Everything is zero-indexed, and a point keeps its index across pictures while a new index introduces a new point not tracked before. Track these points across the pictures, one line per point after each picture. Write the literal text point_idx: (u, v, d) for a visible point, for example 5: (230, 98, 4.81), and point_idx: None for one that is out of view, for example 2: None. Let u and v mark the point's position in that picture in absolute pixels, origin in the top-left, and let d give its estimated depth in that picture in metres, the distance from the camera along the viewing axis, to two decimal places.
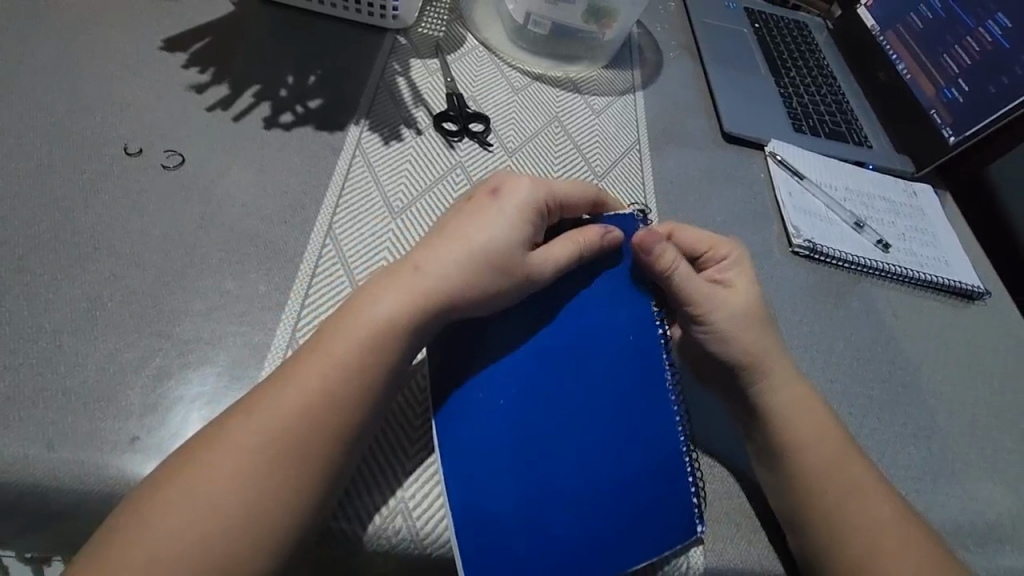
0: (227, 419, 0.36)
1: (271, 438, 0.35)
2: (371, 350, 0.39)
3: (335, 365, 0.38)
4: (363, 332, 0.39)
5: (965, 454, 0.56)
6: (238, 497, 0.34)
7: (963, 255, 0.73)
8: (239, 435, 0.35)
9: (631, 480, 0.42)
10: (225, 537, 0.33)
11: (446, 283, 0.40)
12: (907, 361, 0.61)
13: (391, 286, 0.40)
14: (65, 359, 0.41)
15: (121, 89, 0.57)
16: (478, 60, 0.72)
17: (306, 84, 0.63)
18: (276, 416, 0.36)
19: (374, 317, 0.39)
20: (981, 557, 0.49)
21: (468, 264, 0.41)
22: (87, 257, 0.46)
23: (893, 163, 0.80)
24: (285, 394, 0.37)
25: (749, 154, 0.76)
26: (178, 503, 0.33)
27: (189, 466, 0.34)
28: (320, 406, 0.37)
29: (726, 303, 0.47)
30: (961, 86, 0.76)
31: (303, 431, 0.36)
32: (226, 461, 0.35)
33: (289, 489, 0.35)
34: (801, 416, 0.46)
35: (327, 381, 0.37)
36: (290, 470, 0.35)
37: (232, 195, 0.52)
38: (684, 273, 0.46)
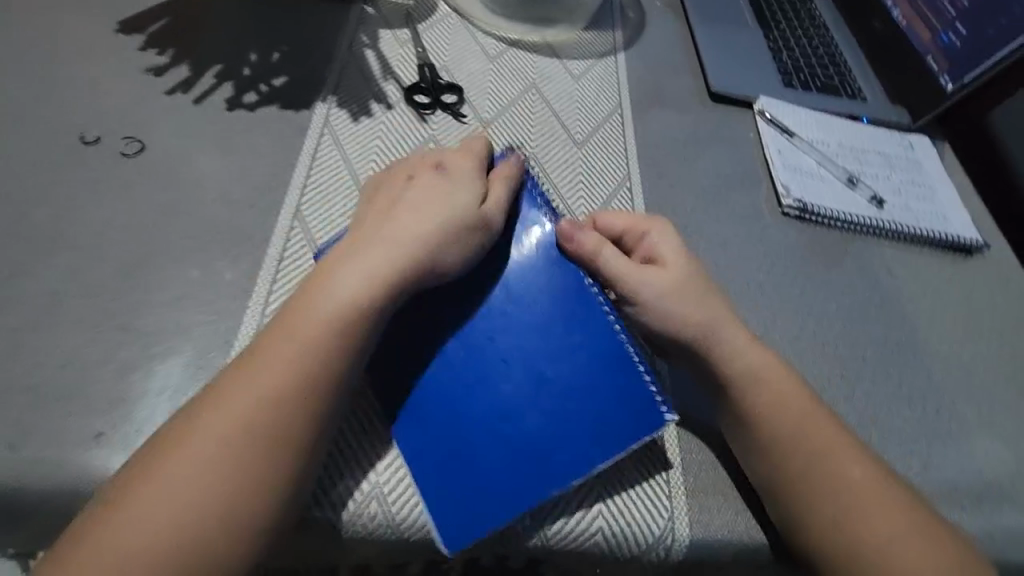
0: (190, 418, 0.35)
1: (255, 415, 0.35)
2: (353, 313, 0.38)
3: (307, 334, 0.37)
4: (335, 294, 0.38)
5: (961, 413, 0.54)
6: (226, 482, 0.33)
7: (962, 208, 0.70)
8: (220, 419, 0.35)
9: (574, 392, 0.41)
10: (215, 522, 0.33)
11: (413, 245, 0.41)
12: (902, 319, 0.59)
13: (356, 257, 0.40)
14: (26, 357, 0.40)
15: (76, 76, 0.55)
16: (450, 28, 0.69)
17: (270, 61, 0.61)
18: (255, 394, 0.35)
19: (343, 294, 0.38)
20: (978, 517, 0.48)
21: (428, 227, 0.42)
22: (46, 252, 0.44)
23: (888, 116, 0.76)
24: (259, 369, 0.36)
25: (737, 113, 0.73)
26: (162, 498, 0.33)
27: (167, 458, 0.34)
28: (303, 375, 0.36)
29: (648, 275, 0.46)
30: (959, 29, 0.72)
31: (279, 411, 0.35)
32: (214, 446, 0.34)
33: (280, 465, 0.35)
34: (782, 392, 0.44)
35: (305, 350, 0.37)
36: (272, 453, 0.34)
37: (195, 181, 0.51)
38: (609, 258, 0.45)
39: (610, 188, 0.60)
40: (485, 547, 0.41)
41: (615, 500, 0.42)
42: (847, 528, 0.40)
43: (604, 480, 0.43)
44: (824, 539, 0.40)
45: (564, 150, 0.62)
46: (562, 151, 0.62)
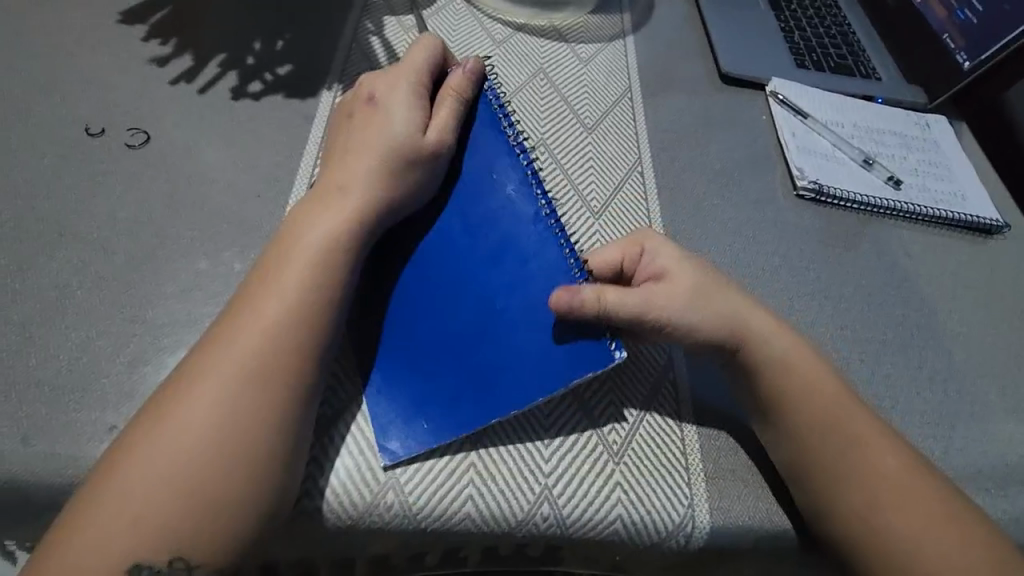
0: (171, 385, 0.36)
1: (234, 373, 0.35)
2: (317, 263, 0.38)
3: (271, 287, 0.38)
4: (304, 253, 0.39)
5: (984, 396, 0.53)
6: (208, 443, 0.34)
7: (980, 188, 0.69)
8: (197, 381, 0.35)
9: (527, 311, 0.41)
10: (209, 478, 0.33)
11: (373, 192, 0.41)
12: (921, 302, 0.58)
13: (319, 211, 0.40)
14: (37, 351, 0.39)
15: (79, 67, 0.54)
16: (456, 13, 0.68)
17: (274, 50, 0.60)
18: (229, 354, 0.36)
19: (307, 245, 0.39)
20: (1003, 501, 0.47)
21: (385, 172, 0.41)
22: (54, 245, 0.44)
23: (904, 95, 0.75)
24: (233, 332, 0.37)
25: (749, 95, 0.72)
26: (151, 463, 0.33)
27: (152, 427, 0.34)
28: (272, 329, 0.36)
29: (673, 302, 0.43)
30: (974, 5, 0.70)
31: (247, 359, 0.36)
32: (198, 408, 0.34)
33: (265, 426, 0.35)
34: (811, 375, 0.44)
35: (275, 305, 0.37)
36: (248, 402, 0.35)
37: (201, 171, 0.50)
38: (619, 304, 0.40)
39: (621, 173, 0.59)
40: (504, 536, 0.40)
41: (633, 487, 0.42)
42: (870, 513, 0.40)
43: (621, 467, 0.42)
44: (859, 525, 0.40)
45: (574, 135, 0.61)
46: (573, 136, 0.61)
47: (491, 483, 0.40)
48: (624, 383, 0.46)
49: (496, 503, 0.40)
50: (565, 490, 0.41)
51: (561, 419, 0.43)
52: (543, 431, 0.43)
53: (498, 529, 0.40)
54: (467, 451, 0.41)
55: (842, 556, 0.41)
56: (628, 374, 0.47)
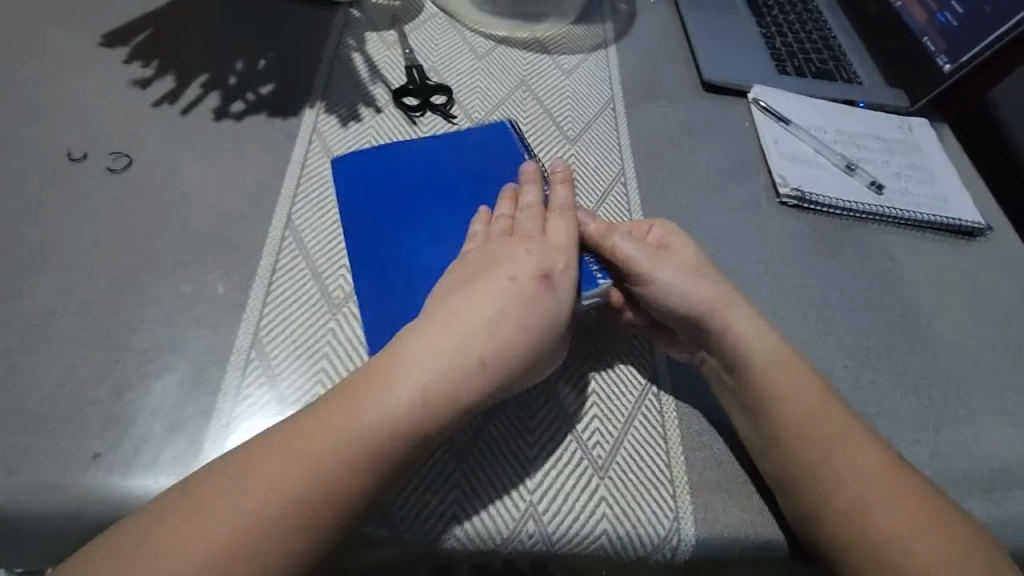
0: (240, 459, 0.34)
1: (339, 446, 0.35)
2: (462, 362, 0.38)
3: (385, 408, 0.36)
4: (472, 339, 0.39)
5: (969, 400, 0.53)
6: (284, 506, 0.33)
7: (963, 191, 0.69)
8: (339, 440, 0.35)
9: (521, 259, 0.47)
10: (246, 562, 0.31)
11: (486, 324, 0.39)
12: (906, 306, 0.59)
13: (438, 330, 0.39)
14: (20, 380, 0.40)
15: (61, 92, 0.54)
16: (438, 27, 0.69)
17: (257, 69, 0.60)
18: (404, 407, 0.36)
19: (416, 378, 0.37)
20: (989, 505, 0.47)
21: (502, 302, 0.41)
22: (37, 272, 0.44)
23: (886, 98, 0.75)
24: (411, 376, 0.37)
25: (731, 102, 0.72)
26: (226, 502, 0.32)
27: (243, 465, 0.34)
28: (406, 412, 0.36)
29: (668, 263, 0.47)
30: (955, 8, 0.71)
31: (337, 474, 0.34)
32: (296, 465, 0.34)
33: (320, 528, 0.33)
34: (797, 384, 0.44)
35: (459, 382, 0.38)
36: (320, 503, 0.33)
37: (184, 193, 0.50)
38: (617, 245, 0.46)
39: (605, 184, 0.60)
40: (490, 554, 0.40)
41: (618, 502, 0.42)
42: (856, 525, 0.39)
43: (606, 482, 0.43)
44: (845, 537, 0.39)
45: (556, 147, 0.61)
46: (555, 148, 0.61)
47: (475, 501, 0.40)
48: (607, 398, 0.47)
49: (481, 521, 0.40)
50: (550, 506, 0.41)
51: (547, 439, 0.44)
52: (528, 448, 0.43)
53: (483, 548, 0.40)
54: (452, 471, 0.41)
55: (831, 565, 0.40)
56: (611, 390, 0.47)
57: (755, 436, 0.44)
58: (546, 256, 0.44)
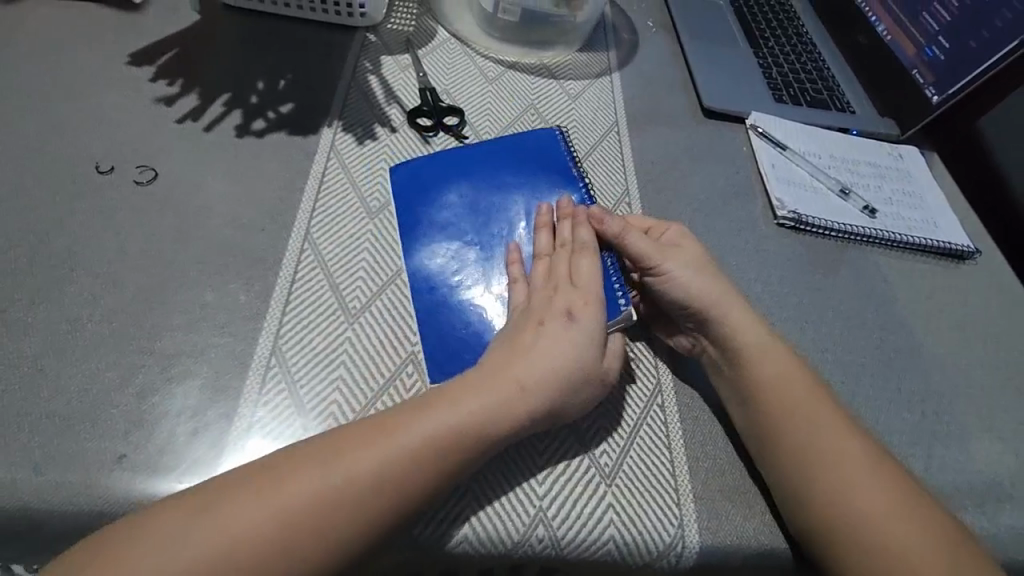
0: (304, 455, 0.36)
1: (384, 459, 0.36)
2: (506, 391, 0.40)
3: (443, 433, 0.38)
4: (515, 375, 0.41)
5: (962, 416, 0.55)
6: (318, 511, 0.34)
7: (952, 216, 0.72)
8: (383, 458, 0.36)
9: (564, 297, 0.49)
10: (288, 552, 0.33)
11: (534, 363, 0.42)
12: (899, 326, 0.61)
13: (489, 368, 0.42)
14: (48, 383, 0.41)
15: (90, 107, 0.57)
16: (450, 52, 0.72)
17: (277, 89, 0.62)
18: (445, 432, 0.38)
19: (470, 406, 0.39)
20: (981, 517, 0.49)
21: (547, 342, 0.43)
22: (65, 280, 0.46)
23: (876, 127, 0.79)
24: (453, 401, 0.40)
25: (731, 128, 0.75)
26: (281, 492, 0.34)
27: (281, 471, 0.35)
28: (450, 436, 0.38)
29: (676, 258, 0.50)
30: (942, 44, 0.74)
31: (389, 487, 0.36)
32: (338, 474, 0.35)
33: (361, 531, 0.35)
34: (797, 389, 0.46)
35: (501, 407, 0.40)
36: (368, 509, 0.35)
37: (207, 206, 0.52)
38: (633, 243, 0.50)
39: (610, 204, 0.62)
40: (501, 559, 0.41)
41: (624, 509, 0.43)
42: (859, 536, 0.40)
43: (613, 489, 0.44)
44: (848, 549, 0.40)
45: None
46: None
47: (487, 505, 0.42)
48: (615, 409, 0.48)
49: (494, 526, 0.41)
50: (559, 511, 0.42)
51: (558, 446, 0.45)
52: (538, 455, 0.44)
53: (495, 552, 0.41)
54: (464, 477, 0.42)
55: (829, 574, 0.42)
56: (618, 401, 0.48)
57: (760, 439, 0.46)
58: (582, 298, 0.46)
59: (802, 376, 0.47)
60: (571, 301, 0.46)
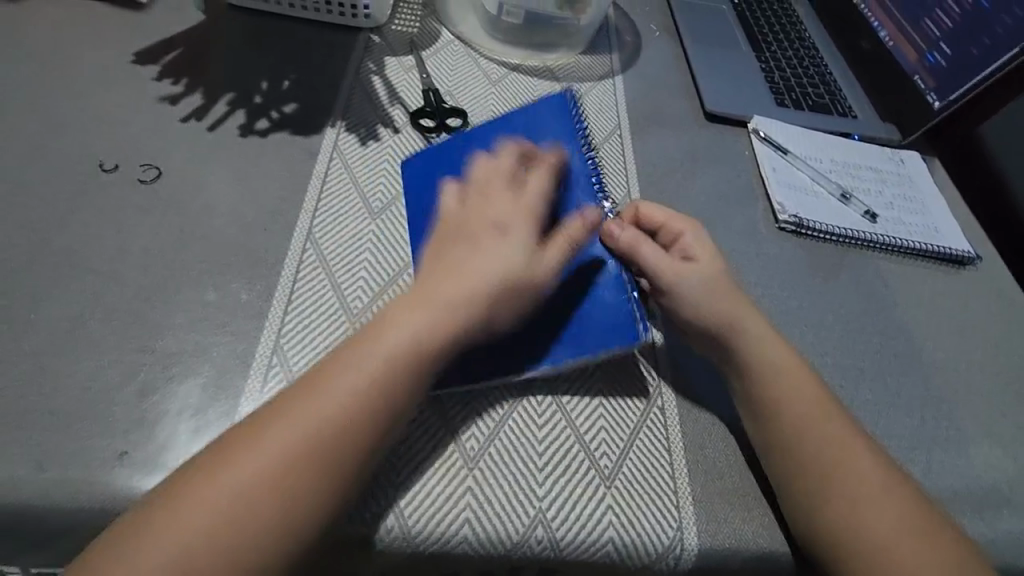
0: (244, 432, 0.36)
1: (324, 408, 0.36)
2: (438, 312, 0.40)
3: (372, 363, 0.38)
4: (444, 297, 0.41)
5: (961, 421, 0.55)
6: (287, 476, 0.34)
7: (953, 221, 0.72)
8: (324, 402, 0.37)
9: (565, 282, 0.48)
10: (255, 525, 0.33)
11: (463, 277, 0.42)
12: (899, 331, 0.61)
13: (418, 297, 0.41)
14: (50, 380, 0.41)
15: (94, 105, 0.57)
16: (453, 53, 0.72)
17: (281, 88, 0.63)
18: (376, 359, 0.38)
19: (396, 329, 0.39)
20: (979, 523, 0.49)
21: (475, 258, 0.43)
22: (68, 278, 0.46)
23: (878, 132, 0.79)
24: (381, 334, 0.39)
25: (733, 132, 0.75)
26: (236, 472, 0.34)
27: (233, 449, 0.35)
28: (379, 369, 0.38)
29: (689, 272, 0.49)
30: (944, 49, 0.75)
31: (336, 433, 0.36)
32: (287, 434, 0.35)
33: (326, 487, 0.35)
34: (801, 395, 0.46)
35: (432, 329, 0.40)
36: (323, 462, 0.35)
37: (210, 205, 0.52)
38: (645, 256, 0.49)
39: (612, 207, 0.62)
40: (500, 560, 0.42)
41: (623, 511, 0.43)
42: (864, 538, 0.41)
43: (612, 491, 0.44)
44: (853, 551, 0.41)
45: None
46: None
47: (486, 505, 0.42)
48: (615, 410, 0.48)
49: (493, 527, 0.41)
50: (558, 513, 0.42)
51: (557, 446, 0.45)
52: (536, 455, 0.45)
53: (493, 552, 0.41)
54: (463, 477, 0.43)
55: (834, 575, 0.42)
56: (618, 403, 0.48)
57: (766, 440, 0.46)
58: (523, 221, 0.45)
59: (806, 377, 0.47)
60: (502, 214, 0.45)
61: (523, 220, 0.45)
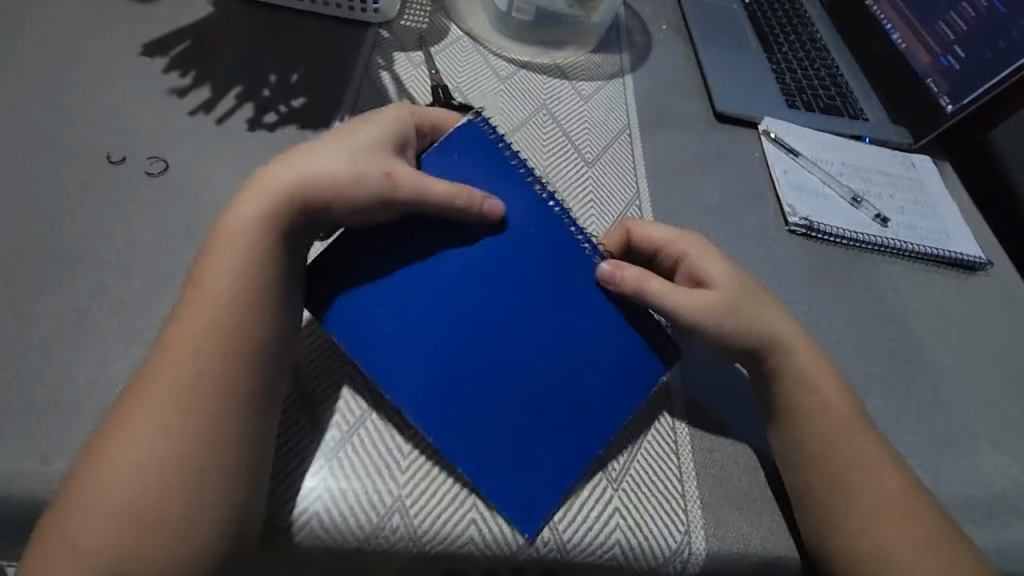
0: (125, 402, 0.36)
1: (185, 350, 0.37)
2: (271, 209, 0.40)
3: (213, 292, 0.38)
4: (292, 195, 0.40)
5: (971, 428, 0.55)
6: (187, 397, 0.36)
7: (964, 226, 0.72)
8: (198, 322, 0.37)
9: (587, 348, 0.44)
10: (158, 470, 0.34)
11: (313, 183, 0.40)
12: (909, 337, 0.60)
13: (256, 197, 0.40)
14: (56, 373, 0.41)
15: (102, 96, 0.56)
16: (463, 50, 0.71)
17: (289, 83, 0.62)
18: (221, 287, 0.38)
19: (239, 228, 0.39)
20: (989, 531, 0.49)
21: (329, 171, 0.41)
22: (74, 270, 0.45)
23: (889, 134, 0.78)
24: (227, 247, 0.39)
25: (744, 133, 0.75)
26: (133, 432, 0.35)
27: (136, 391, 0.36)
28: (224, 298, 0.38)
29: (706, 300, 0.46)
30: (958, 52, 0.74)
31: (198, 367, 0.36)
32: (175, 360, 0.36)
33: (214, 417, 0.35)
34: (824, 403, 0.45)
35: (261, 242, 0.39)
36: (203, 398, 0.36)
37: (218, 199, 0.52)
38: (657, 289, 0.44)
39: (621, 206, 0.62)
40: (506, 561, 0.41)
41: (631, 514, 0.43)
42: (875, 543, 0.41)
43: (620, 493, 0.43)
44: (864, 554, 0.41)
45: (575, 168, 0.63)
46: (574, 169, 0.63)
47: (491, 505, 0.41)
48: None
49: (500, 528, 0.41)
50: (565, 515, 0.42)
51: None
52: None
53: (500, 553, 0.41)
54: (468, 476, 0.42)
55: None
56: None
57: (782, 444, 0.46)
58: (363, 149, 0.42)
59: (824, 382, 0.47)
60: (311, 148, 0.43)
61: (376, 133, 0.43)
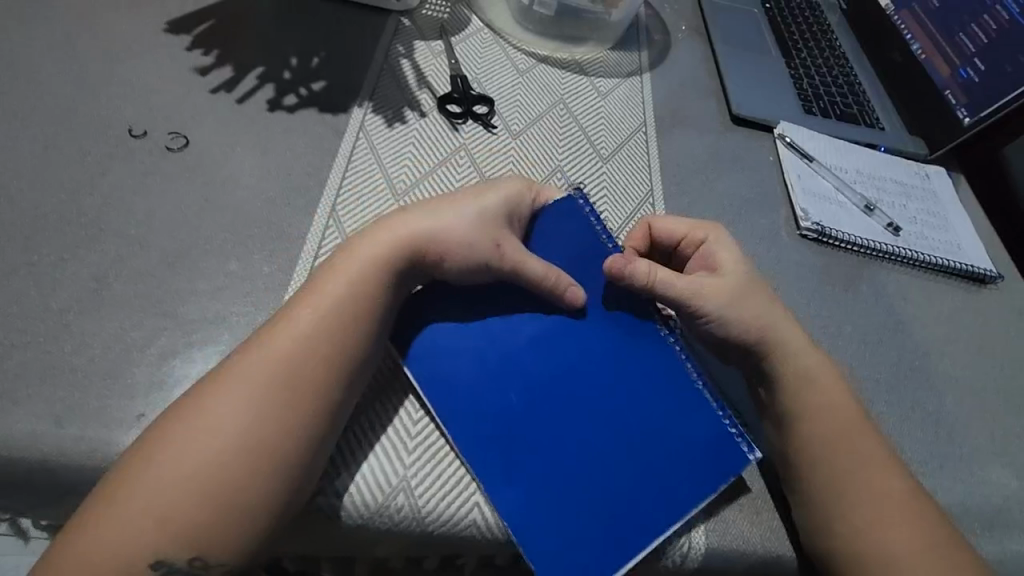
0: (200, 392, 0.38)
1: (272, 356, 0.38)
2: (394, 258, 0.42)
3: (322, 314, 0.40)
4: (411, 241, 0.43)
5: (974, 439, 0.55)
6: (272, 390, 0.37)
7: (975, 239, 0.72)
8: (299, 323, 0.40)
9: (653, 419, 0.44)
10: (233, 469, 0.35)
11: (429, 239, 0.43)
12: (916, 346, 0.60)
13: (379, 236, 0.43)
14: (72, 337, 0.41)
15: (124, 71, 0.57)
16: (483, 42, 0.71)
17: (310, 66, 0.63)
18: (329, 307, 0.40)
19: (362, 261, 0.42)
20: (985, 541, 0.49)
21: (447, 230, 0.44)
22: (92, 239, 0.46)
23: (905, 144, 0.78)
24: (346, 269, 0.42)
25: (759, 137, 0.75)
26: (204, 427, 0.36)
27: (226, 373, 0.38)
28: (321, 314, 0.40)
29: (719, 293, 0.47)
30: (977, 65, 0.74)
31: (282, 373, 0.38)
32: (271, 354, 0.39)
33: (288, 421, 0.37)
34: (829, 406, 0.46)
35: (375, 279, 0.42)
36: (279, 402, 0.37)
37: (236, 177, 0.52)
38: (664, 279, 0.45)
39: (634, 204, 0.62)
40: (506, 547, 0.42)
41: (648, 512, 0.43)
42: (875, 547, 0.42)
43: None
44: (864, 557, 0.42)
45: (589, 163, 0.63)
46: (587, 164, 0.63)
47: None
48: None
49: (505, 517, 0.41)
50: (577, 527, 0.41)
51: None
52: None
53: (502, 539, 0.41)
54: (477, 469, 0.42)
55: None
56: None
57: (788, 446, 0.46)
58: (478, 215, 0.45)
59: (833, 385, 0.47)
60: (429, 207, 0.45)
61: (491, 203, 0.45)
